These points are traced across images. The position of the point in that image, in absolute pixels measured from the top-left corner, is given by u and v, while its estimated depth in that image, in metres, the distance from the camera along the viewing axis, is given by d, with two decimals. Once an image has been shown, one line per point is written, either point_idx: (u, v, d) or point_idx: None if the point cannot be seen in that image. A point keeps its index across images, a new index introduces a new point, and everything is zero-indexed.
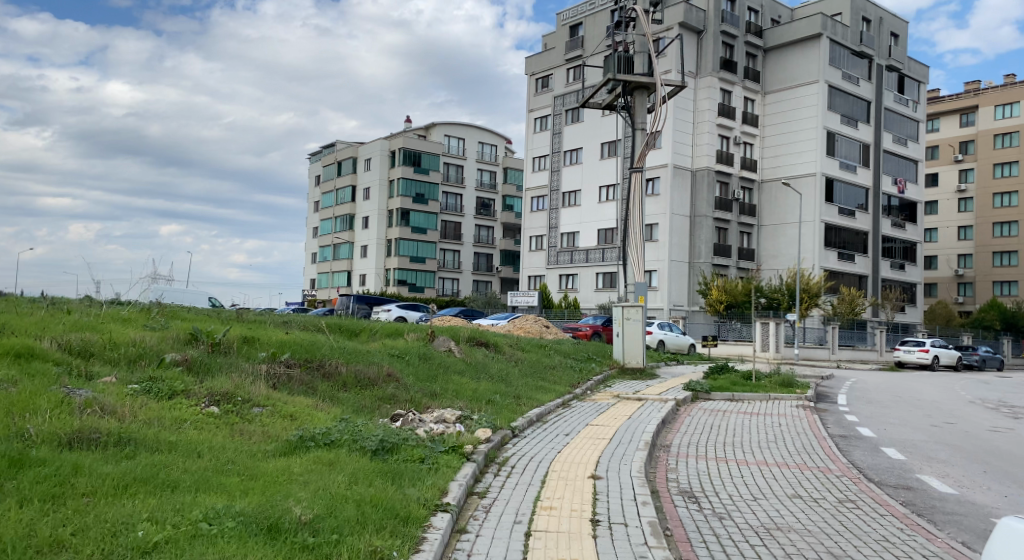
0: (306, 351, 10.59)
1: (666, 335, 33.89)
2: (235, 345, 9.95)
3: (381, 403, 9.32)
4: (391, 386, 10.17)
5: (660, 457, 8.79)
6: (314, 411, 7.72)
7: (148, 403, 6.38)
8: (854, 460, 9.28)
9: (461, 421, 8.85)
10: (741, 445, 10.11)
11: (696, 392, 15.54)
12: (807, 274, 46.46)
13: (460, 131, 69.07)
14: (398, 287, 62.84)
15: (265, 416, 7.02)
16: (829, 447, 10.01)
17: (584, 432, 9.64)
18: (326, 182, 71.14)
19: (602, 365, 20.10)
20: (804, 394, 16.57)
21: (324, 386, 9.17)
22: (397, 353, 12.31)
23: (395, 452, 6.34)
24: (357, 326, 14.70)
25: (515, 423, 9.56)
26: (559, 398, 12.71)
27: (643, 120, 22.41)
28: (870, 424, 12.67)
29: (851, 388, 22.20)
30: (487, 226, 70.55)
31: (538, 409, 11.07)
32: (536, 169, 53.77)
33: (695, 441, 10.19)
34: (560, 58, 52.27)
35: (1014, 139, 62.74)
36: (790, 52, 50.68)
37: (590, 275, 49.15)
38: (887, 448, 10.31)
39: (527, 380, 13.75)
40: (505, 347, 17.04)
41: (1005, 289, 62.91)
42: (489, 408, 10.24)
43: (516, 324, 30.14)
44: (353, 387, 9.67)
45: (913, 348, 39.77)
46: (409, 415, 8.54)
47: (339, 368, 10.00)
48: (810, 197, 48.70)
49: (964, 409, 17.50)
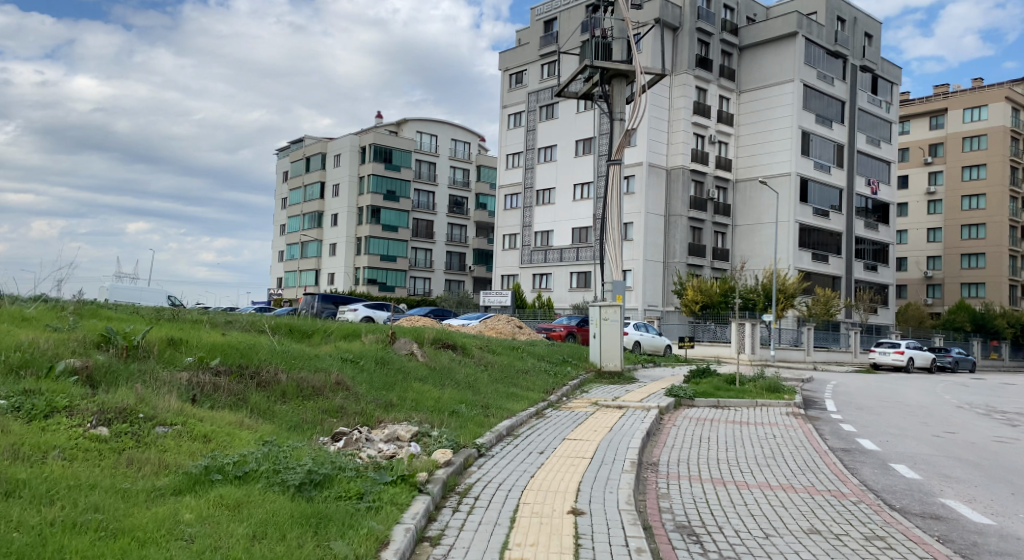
0: (241, 355, 9.25)
1: (642, 336, 32.91)
2: (157, 348, 8.60)
3: (325, 417, 8.05)
4: (340, 396, 8.90)
5: (649, 480, 7.63)
6: (240, 432, 6.41)
7: (8, 426, 5.04)
8: (866, 481, 8.15)
9: (417, 440, 7.56)
10: (736, 462, 8.95)
11: (678, 398, 14.44)
12: (783, 275, 45.80)
13: (432, 127, 67.67)
14: (367, 286, 61.14)
15: (168, 438, 5.70)
16: (835, 465, 8.89)
17: (560, 449, 8.35)
18: (293, 178, 69.14)
19: (578, 368, 18.91)
20: (794, 400, 15.48)
21: (257, 396, 7.88)
22: (350, 356, 10.98)
23: (324, 489, 5.04)
24: (309, 326, 13.32)
25: (482, 440, 8.28)
26: (533, 407, 11.51)
27: (622, 110, 21.27)
28: (870, 435, 11.59)
29: (834, 392, 21.25)
30: (460, 224, 69.15)
31: (509, 421, 9.84)
32: (509, 166, 52.52)
33: (685, 457, 9.02)
34: (534, 53, 51.15)
35: (983, 142, 63.23)
36: (765, 50, 50.06)
37: (564, 274, 48.06)
38: (896, 464, 9.21)
39: (496, 386, 12.45)
40: (473, 349, 15.72)
41: (974, 290, 63.18)
42: (451, 419, 8.98)
43: (488, 324, 28.96)
44: (293, 398, 8.40)
45: (888, 350, 39.10)
46: (355, 432, 7.24)
47: (279, 377, 8.71)
48: (786, 197, 48.12)
49: (957, 416, 16.55)
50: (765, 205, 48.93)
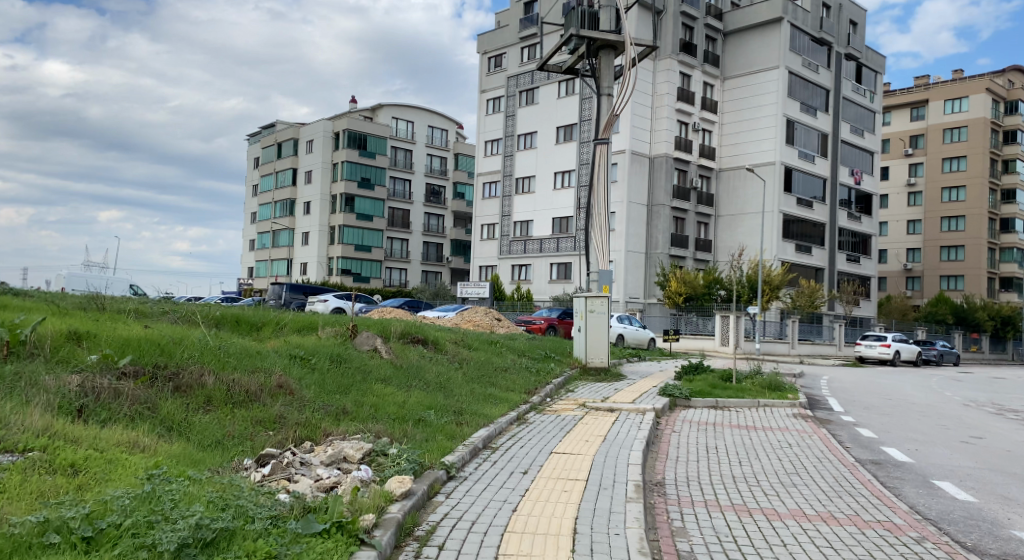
0: (161, 354, 7.62)
1: (626, 329, 31.63)
2: (51, 344, 7.05)
3: (258, 431, 6.57)
4: (280, 404, 7.37)
5: (658, 510, 6.18)
6: (131, 456, 4.89)
7: None
8: (917, 507, 6.71)
9: (369, 461, 6.02)
10: (753, 480, 7.47)
11: (673, 399, 13.02)
12: (768, 267, 44.55)
13: (409, 113, 65.72)
14: (341, 276, 59.07)
15: (15, 471, 4.16)
16: (873, 484, 7.48)
17: (548, 469, 6.80)
18: (264, 165, 66.83)
19: (562, 365, 17.43)
20: (799, 401, 14.15)
21: (171, 405, 6.38)
22: (300, 353, 9.37)
23: (217, 554, 3.50)
24: (259, 317, 11.70)
25: (451, 457, 6.70)
26: (513, 411, 9.98)
27: (609, 85, 19.67)
28: (894, 442, 10.25)
29: (831, 388, 19.95)
30: (438, 214, 67.41)
31: (485, 430, 8.28)
32: (487, 154, 50.70)
33: (695, 475, 7.54)
34: (514, 36, 49.40)
35: (963, 133, 62.61)
36: (750, 36, 48.84)
37: (544, 265, 46.52)
38: (940, 482, 7.80)
39: (470, 386, 10.91)
40: (448, 344, 14.13)
41: (953, 283, 62.83)
42: (415, 430, 7.45)
43: (465, 316, 27.45)
44: (220, 406, 6.88)
45: (874, 343, 38.13)
46: (287, 456, 5.68)
47: (204, 379, 7.18)
48: (772, 187, 46.82)
49: (969, 415, 15.33)
50: (749, 194, 47.77)
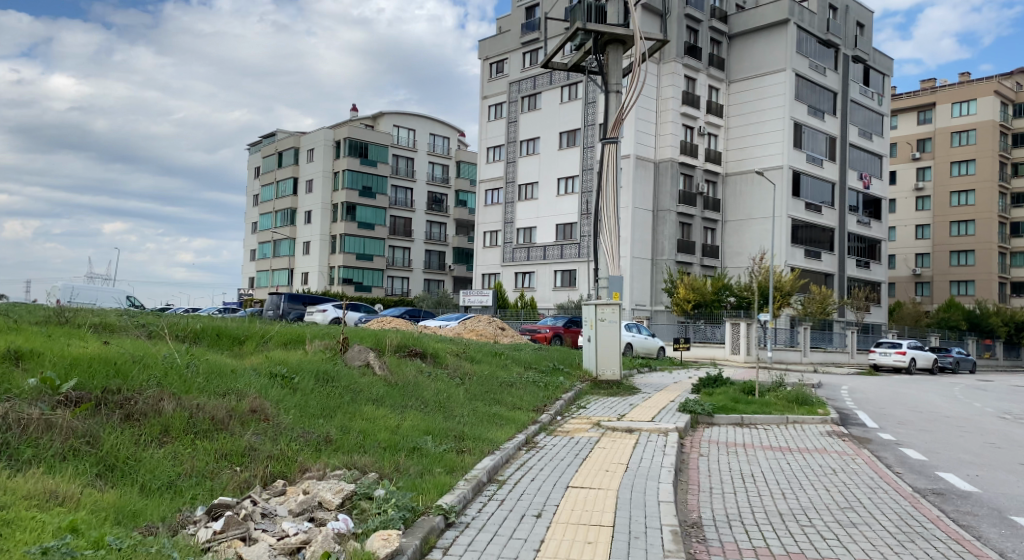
0: (115, 375, 6.58)
1: (635, 338, 30.54)
2: None
3: (217, 466, 5.49)
4: (251, 432, 6.30)
5: None
6: (39, 513, 3.82)
7: None
8: (1008, 555, 5.59)
9: (350, 508, 4.94)
10: (804, 520, 6.35)
11: (695, 416, 11.95)
12: (778, 272, 43.40)
13: (410, 121, 64.81)
14: (342, 286, 58.20)
15: None
16: (947, 523, 6.36)
17: (563, 514, 5.64)
18: (264, 175, 65.93)
19: (571, 378, 16.35)
20: (829, 416, 13.04)
21: (116, 437, 5.34)
22: (281, 371, 8.32)
23: None
24: (243, 330, 10.66)
25: (450, 498, 5.60)
26: (521, 434, 8.89)
27: (618, 82, 18.59)
28: (950, 466, 9.15)
29: (854, 400, 18.83)
30: (439, 222, 66.53)
31: (489, 459, 7.19)
32: (489, 160, 49.76)
33: (735, 514, 6.44)
34: (515, 41, 48.55)
35: (972, 136, 61.51)
36: (755, 38, 47.87)
37: (547, 273, 45.54)
38: (1020, 518, 6.69)
39: (473, 405, 9.83)
40: (448, 357, 13.07)
41: (963, 289, 61.65)
42: (407, 462, 6.38)
43: (467, 326, 26.36)
44: (179, 436, 5.83)
45: (889, 350, 36.90)
46: (245, 506, 4.61)
47: (164, 405, 6.12)
48: (781, 192, 45.72)
49: (1008, 429, 14.25)
50: (757, 199, 46.70)
